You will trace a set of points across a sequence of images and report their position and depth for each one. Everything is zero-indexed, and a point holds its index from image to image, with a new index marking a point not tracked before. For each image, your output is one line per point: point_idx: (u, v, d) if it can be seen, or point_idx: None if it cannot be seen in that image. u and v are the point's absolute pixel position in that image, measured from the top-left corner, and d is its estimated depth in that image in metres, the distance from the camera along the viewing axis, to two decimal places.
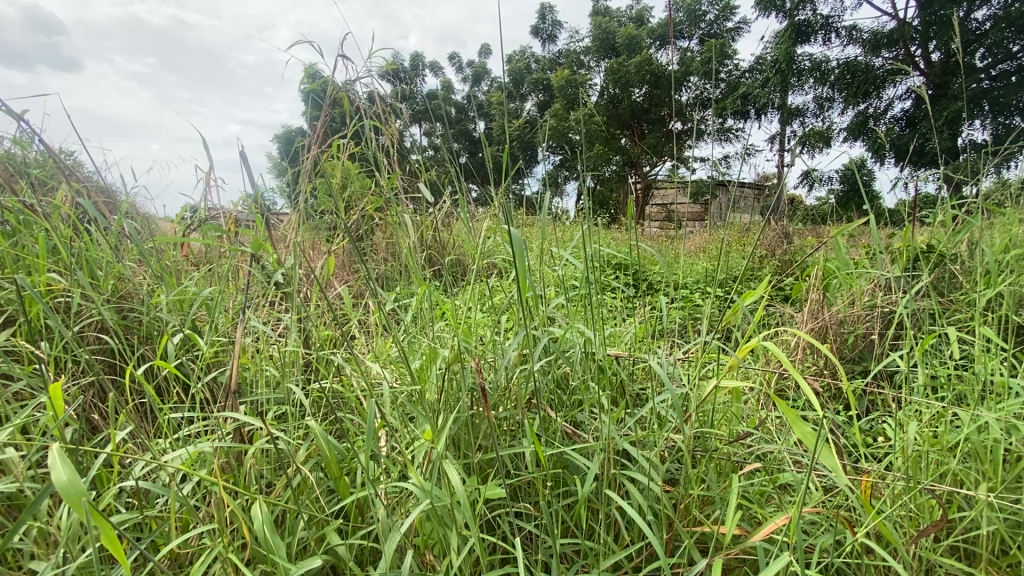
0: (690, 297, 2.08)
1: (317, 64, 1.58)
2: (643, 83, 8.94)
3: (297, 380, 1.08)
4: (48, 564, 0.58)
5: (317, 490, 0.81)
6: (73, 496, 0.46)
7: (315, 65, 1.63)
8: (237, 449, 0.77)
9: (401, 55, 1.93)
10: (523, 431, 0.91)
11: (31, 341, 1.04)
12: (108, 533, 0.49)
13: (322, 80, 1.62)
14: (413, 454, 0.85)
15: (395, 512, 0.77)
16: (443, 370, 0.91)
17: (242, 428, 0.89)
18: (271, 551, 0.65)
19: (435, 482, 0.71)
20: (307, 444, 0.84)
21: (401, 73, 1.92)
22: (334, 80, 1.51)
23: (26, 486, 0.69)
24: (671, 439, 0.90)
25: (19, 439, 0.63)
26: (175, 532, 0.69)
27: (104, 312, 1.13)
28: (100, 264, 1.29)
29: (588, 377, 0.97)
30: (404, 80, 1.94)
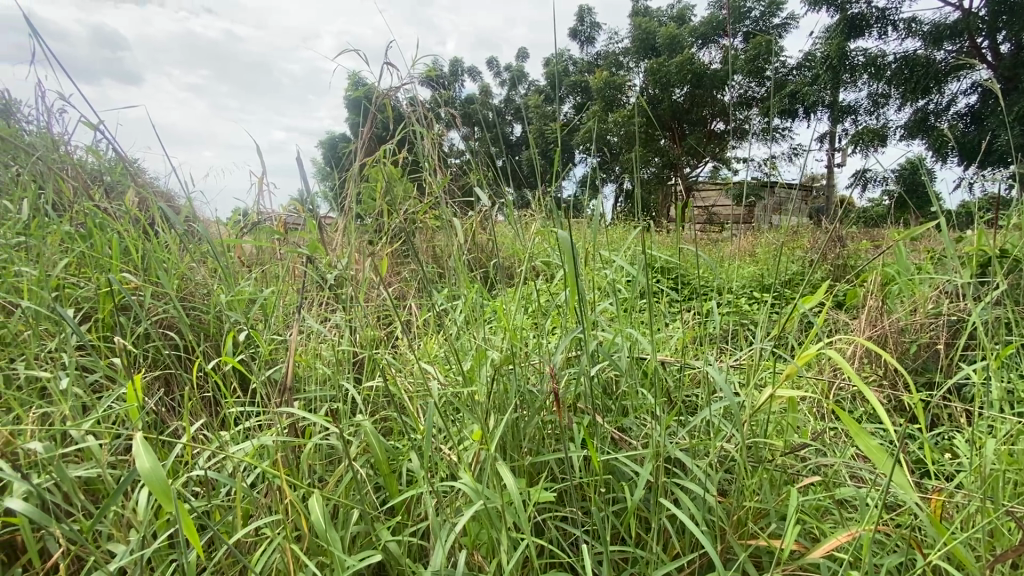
0: (738, 302, 2.02)
1: (362, 72, 1.63)
2: (684, 83, 8.72)
3: (349, 379, 1.11)
4: (125, 547, 0.61)
5: (368, 488, 0.83)
6: (156, 484, 0.49)
7: (359, 74, 1.69)
8: (297, 442, 0.81)
9: (442, 60, 1.96)
10: (570, 435, 0.90)
11: (109, 337, 1.11)
12: (183, 518, 0.53)
13: (366, 87, 1.67)
14: (462, 455, 0.86)
15: (445, 511, 0.77)
16: (496, 371, 0.91)
17: (298, 424, 0.92)
18: (328, 545, 0.67)
19: (487, 483, 0.72)
20: (359, 442, 0.86)
21: (443, 78, 1.95)
22: (378, 88, 1.56)
23: (105, 472, 0.73)
24: (724, 448, 0.88)
25: (102, 427, 0.68)
26: (238, 521, 0.72)
27: (169, 310, 1.20)
28: (167, 265, 1.37)
29: (637, 382, 0.95)
30: (444, 85, 1.98)
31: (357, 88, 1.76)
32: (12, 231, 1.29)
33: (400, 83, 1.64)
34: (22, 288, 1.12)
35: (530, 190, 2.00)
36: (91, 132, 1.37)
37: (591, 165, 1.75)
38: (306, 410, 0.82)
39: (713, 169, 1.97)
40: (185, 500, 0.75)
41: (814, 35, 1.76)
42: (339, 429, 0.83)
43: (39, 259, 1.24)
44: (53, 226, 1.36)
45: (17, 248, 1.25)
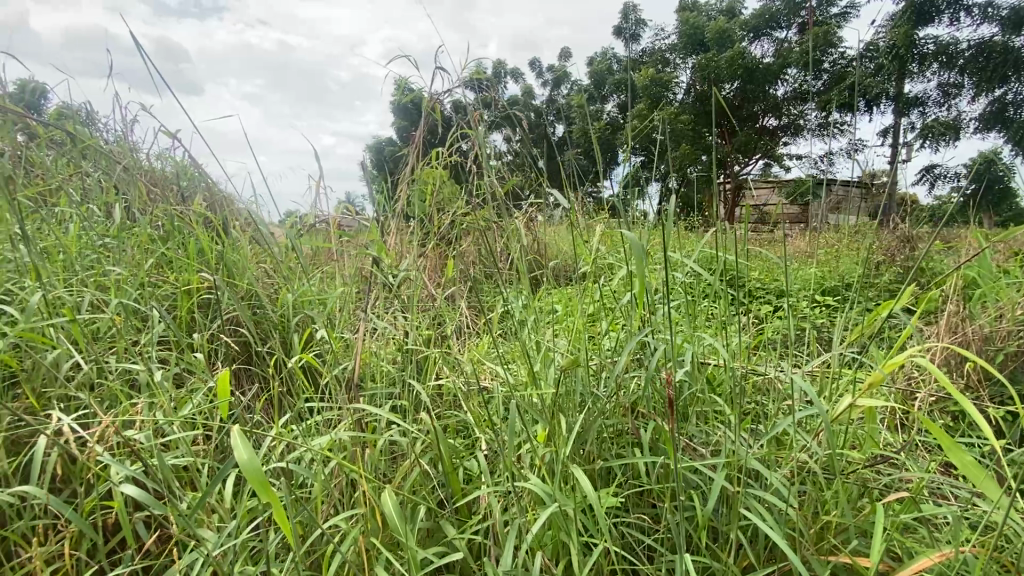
0: (798, 306, 1.93)
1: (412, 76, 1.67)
2: (734, 78, 8.44)
3: (409, 378, 1.14)
4: (219, 534, 0.64)
5: (434, 485, 0.84)
6: (254, 474, 0.51)
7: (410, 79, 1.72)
8: (370, 437, 0.83)
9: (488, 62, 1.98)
10: (634, 439, 0.88)
11: (187, 332, 1.18)
12: (277, 509, 0.54)
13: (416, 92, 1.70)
14: (526, 456, 0.86)
15: (512, 512, 0.77)
16: (559, 372, 0.91)
17: (364, 421, 0.95)
18: (402, 538, 0.68)
19: (558, 484, 0.72)
20: (424, 440, 0.88)
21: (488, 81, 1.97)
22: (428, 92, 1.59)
23: (193, 461, 0.78)
24: (799, 459, 0.84)
25: (193, 417, 0.72)
26: (313, 514, 0.74)
27: (239, 308, 1.26)
28: (236, 265, 1.45)
29: (702, 388, 0.93)
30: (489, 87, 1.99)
31: (408, 92, 1.81)
32: (101, 232, 1.39)
33: (450, 87, 1.66)
34: (111, 285, 1.21)
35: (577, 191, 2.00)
36: (168, 140, 1.45)
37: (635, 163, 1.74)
38: (380, 406, 0.85)
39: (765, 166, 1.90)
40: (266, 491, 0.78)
41: (877, 24, 1.68)
42: (410, 426, 0.85)
43: (125, 258, 1.33)
44: (136, 227, 1.45)
45: (106, 248, 1.35)
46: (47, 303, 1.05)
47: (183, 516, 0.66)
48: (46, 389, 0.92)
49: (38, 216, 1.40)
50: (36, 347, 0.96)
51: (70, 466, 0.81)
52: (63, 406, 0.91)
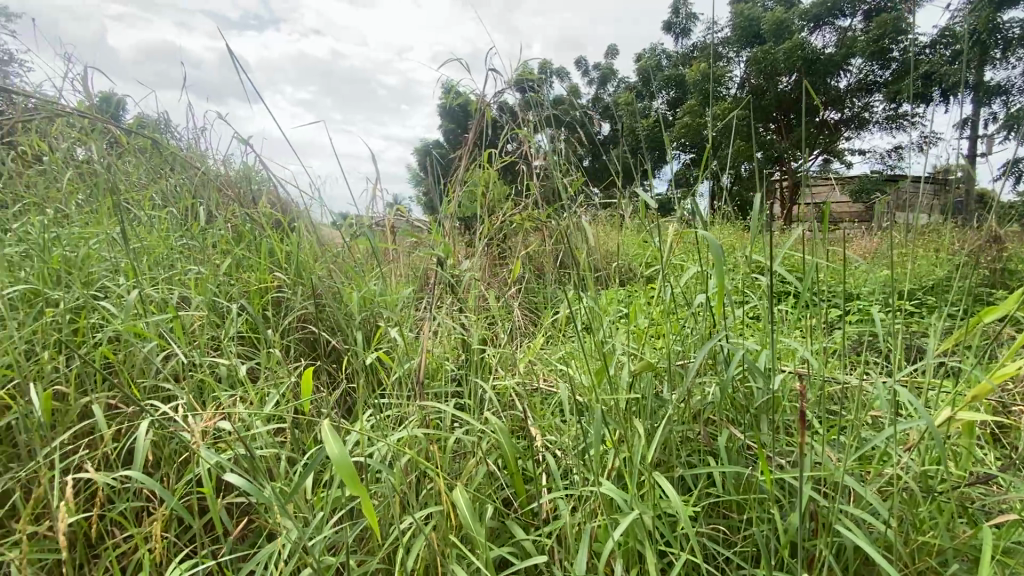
0: (871, 311, 1.82)
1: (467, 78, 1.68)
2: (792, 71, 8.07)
3: (469, 378, 1.15)
4: (305, 524, 0.66)
5: (501, 485, 0.84)
6: (345, 468, 0.53)
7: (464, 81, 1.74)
8: (443, 435, 0.85)
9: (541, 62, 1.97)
10: (707, 447, 0.85)
11: (262, 329, 1.24)
12: (365, 504, 0.55)
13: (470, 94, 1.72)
14: (594, 460, 0.84)
15: (582, 516, 0.76)
16: (628, 376, 0.90)
17: (430, 420, 0.96)
18: (476, 538, 0.68)
19: (636, 491, 0.70)
20: (491, 441, 0.88)
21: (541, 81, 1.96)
22: (483, 93, 1.60)
23: (274, 452, 0.81)
24: (889, 475, 0.78)
25: (276, 410, 0.74)
26: (387, 509, 0.75)
27: (307, 306, 1.31)
28: (303, 266, 1.51)
29: (778, 396, 0.88)
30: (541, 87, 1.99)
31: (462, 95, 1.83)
32: (183, 233, 1.48)
33: (504, 88, 1.67)
34: (193, 283, 1.28)
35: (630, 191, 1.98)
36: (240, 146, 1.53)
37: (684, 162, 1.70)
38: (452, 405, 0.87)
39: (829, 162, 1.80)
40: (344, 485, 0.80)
41: (956, 8, 1.58)
42: (480, 425, 0.85)
43: (204, 258, 1.41)
44: (213, 228, 1.54)
45: (187, 247, 1.43)
46: (139, 299, 1.13)
47: (269, 506, 0.68)
48: (142, 379, 0.99)
49: (128, 218, 1.50)
50: (133, 340, 1.03)
51: (165, 453, 0.86)
52: (156, 396, 0.97)
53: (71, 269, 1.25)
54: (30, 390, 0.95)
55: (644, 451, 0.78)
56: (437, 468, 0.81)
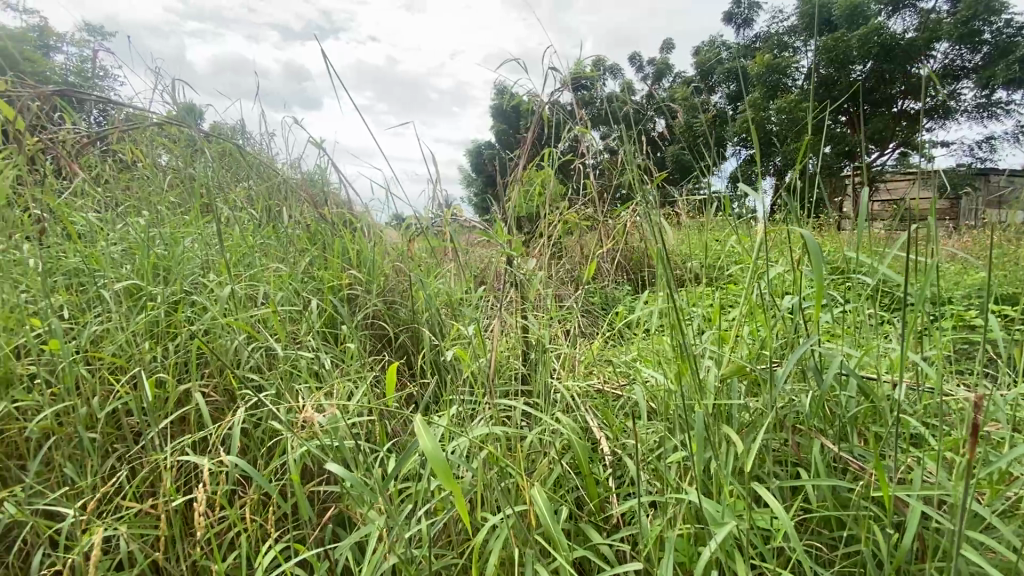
0: (968, 317, 1.67)
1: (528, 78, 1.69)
2: (867, 59, 7.54)
3: (537, 378, 1.15)
4: (395, 516, 0.68)
5: (574, 486, 0.84)
6: (438, 462, 0.54)
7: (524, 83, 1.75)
8: (520, 433, 0.85)
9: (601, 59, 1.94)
10: (795, 458, 0.81)
11: (338, 324, 1.29)
12: (457, 500, 0.56)
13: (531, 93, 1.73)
14: (674, 468, 0.81)
15: (664, 524, 0.74)
16: (707, 380, 0.87)
17: (502, 418, 0.97)
18: (558, 540, 0.68)
19: (725, 499, 0.68)
20: (565, 441, 0.88)
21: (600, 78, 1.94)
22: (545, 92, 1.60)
23: (357, 445, 0.84)
24: (1011, 496, 0.71)
25: (363, 405, 0.77)
26: (467, 506, 0.77)
27: (377, 305, 1.36)
28: (373, 265, 1.56)
29: (872, 406, 0.83)
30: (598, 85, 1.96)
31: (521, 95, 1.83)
32: (262, 233, 1.56)
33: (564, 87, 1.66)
34: (274, 280, 1.35)
35: (695, 189, 1.92)
36: (313, 150, 1.60)
37: (744, 160, 1.66)
38: (528, 404, 0.87)
39: (918, 157, 1.66)
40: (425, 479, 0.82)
41: None
42: (557, 426, 0.85)
43: (283, 257, 1.49)
44: (289, 229, 1.63)
45: (268, 247, 1.52)
46: (229, 294, 1.20)
47: (361, 497, 0.71)
48: (233, 370, 1.05)
49: (214, 219, 1.61)
50: (225, 332, 1.10)
51: (256, 440, 0.91)
52: (246, 386, 1.04)
53: (168, 267, 1.35)
54: (138, 377, 1.04)
55: (730, 459, 0.75)
56: (515, 466, 0.81)
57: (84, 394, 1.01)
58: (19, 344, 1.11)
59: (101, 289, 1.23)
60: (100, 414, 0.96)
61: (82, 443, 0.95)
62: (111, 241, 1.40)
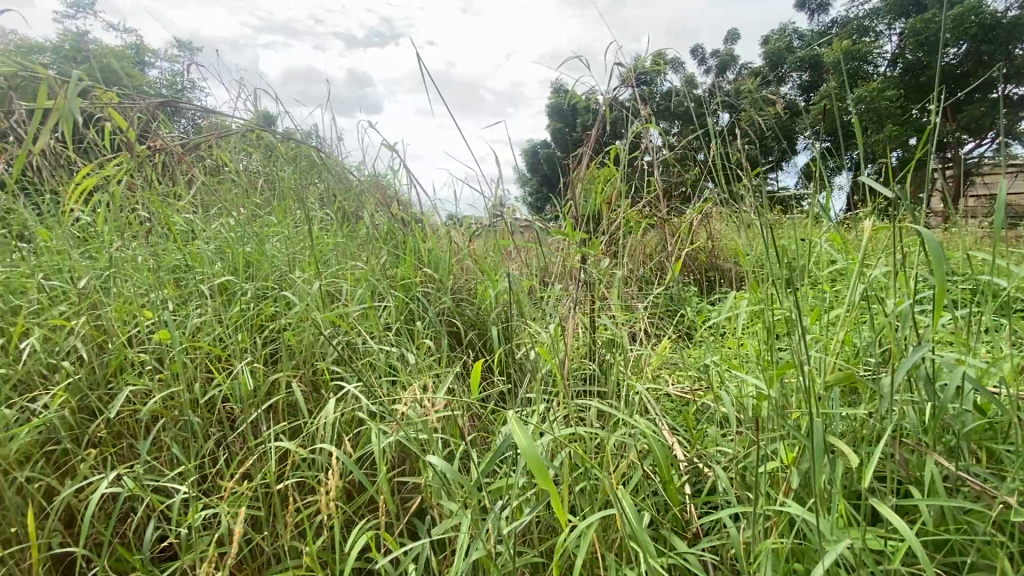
0: None
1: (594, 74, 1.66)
2: (961, 40, 6.89)
3: (609, 379, 1.14)
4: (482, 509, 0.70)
5: (655, 491, 0.82)
6: (533, 459, 0.54)
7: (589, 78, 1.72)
8: (601, 434, 0.84)
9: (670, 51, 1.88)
10: (900, 474, 0.75)
11: (412, 321, 1.33)
12: (551, 497, 0.57)
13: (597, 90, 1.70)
14: (763, 478, 0.78)
15: (754, 535, 0.71)
16: (798, 387, 0.82)
17: (577, 418, 0.96)
18: (644, 545, 0.67)
19: (831, 513, 0.64)
20: (645, 445, 0.86)
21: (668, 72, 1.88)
22: (613, 88, 1.57)
23: (438, 440, 0.86)
24: None
25: (449, 400, 0.79)
26: (547, 505, 0.77)
27: (447, 303, 1.39)
28: (443, 264, 1.60)
29: (990, 420, 0.76)
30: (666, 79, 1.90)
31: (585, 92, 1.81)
32: (338, 233, 1.64)
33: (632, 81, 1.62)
34: (352, 278, 1.41)
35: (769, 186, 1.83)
36: (385, 152, 1.65)
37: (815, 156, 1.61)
38: (610, 405, 0.86)
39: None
40: (507, 475, 0.83)
41: None
42: (641, 428, 0.83)
43: (359, 256, 1.55)
44: (363, 228, 1.69)
45: (344, 246, 1.59)
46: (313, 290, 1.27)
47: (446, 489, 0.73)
48: (319, 362, 1.11)
49: (297, 219, 1.70)
50: (309, 327, 1.16)
51: (342, 429, 0.95)
52: (331, 377, 1.09)
53: (256, 264, 1.45)
54: (233, 366, 1.11)
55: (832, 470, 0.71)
56: (597, 466, 0.81)
57: (187, 381, 1.09)
58: (132, 333, 1.22)
59: (199, 284, 1.33)
60: (201, 400, 1.04)
61: (186, 426, 1.03)
62: (206, 239, 1.51)
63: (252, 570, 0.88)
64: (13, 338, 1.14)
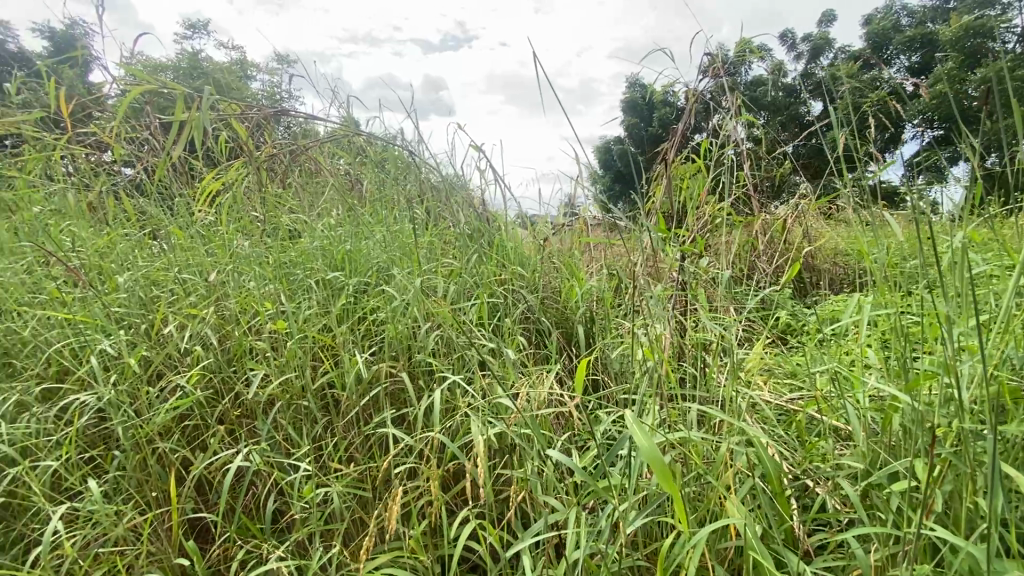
0: None
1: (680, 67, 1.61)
2: None
3: (705, 382, 1.11)
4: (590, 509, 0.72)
5: (767, 502, 0.79)
6: (655, 458, 0.59)
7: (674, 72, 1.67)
8: (707, 439, 0.82)
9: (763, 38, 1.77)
10: None
11: (500, 317, 1.37)
12: (675, 498, 0.60)
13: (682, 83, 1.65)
14: (895, 499, 0.73)
15: (889, 560, 0.66)
16: (935, 400, 0.75)
17: (674, 421, 0.94)
18: (763, 558, 0.65)
19: (991, 543, 0.58)
20: (751, 454, 0.83)
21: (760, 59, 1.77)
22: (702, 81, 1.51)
23: (541, 437, 0.87)
24: None
25: (551, 398, 0.81)
26: (652, 508, 0.76)
27: (532, 301, 1.41)
28: (527, 262, 1.62)
29: None
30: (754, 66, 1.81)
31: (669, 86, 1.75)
32: (427, 233, 1.71)
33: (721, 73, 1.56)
34: (442, 275, 1.47)
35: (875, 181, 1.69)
36: (471, 151, 1.71)
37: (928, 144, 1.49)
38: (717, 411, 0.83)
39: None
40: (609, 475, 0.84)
41: None
42: (752, 436, 0.80)
43: (447, 254, 1.61)
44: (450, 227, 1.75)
45: (434, 245, 1.65)
46: (409, 285, 1.34)
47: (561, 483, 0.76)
48: (418, 354, 1.16)
49: (390, 219, 1.80)
50: (403, 323, 1.22)
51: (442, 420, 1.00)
52: (429, 369, 1.14)
53: (355, 261, 1.54)
54: (339, 357, 1.20)
55: (986, 495, 0.64)
56: (702, 472, 0.79)
57: (299, 368, 1.19)
58: (251, 323, 1.34)
59: (305, 279, 1.44)
60: (313, 386, 1.12)
61: (301, 410, 1.12)
62: (311, 238, 1.63)
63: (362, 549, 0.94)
64: (157, 324, 1.30)
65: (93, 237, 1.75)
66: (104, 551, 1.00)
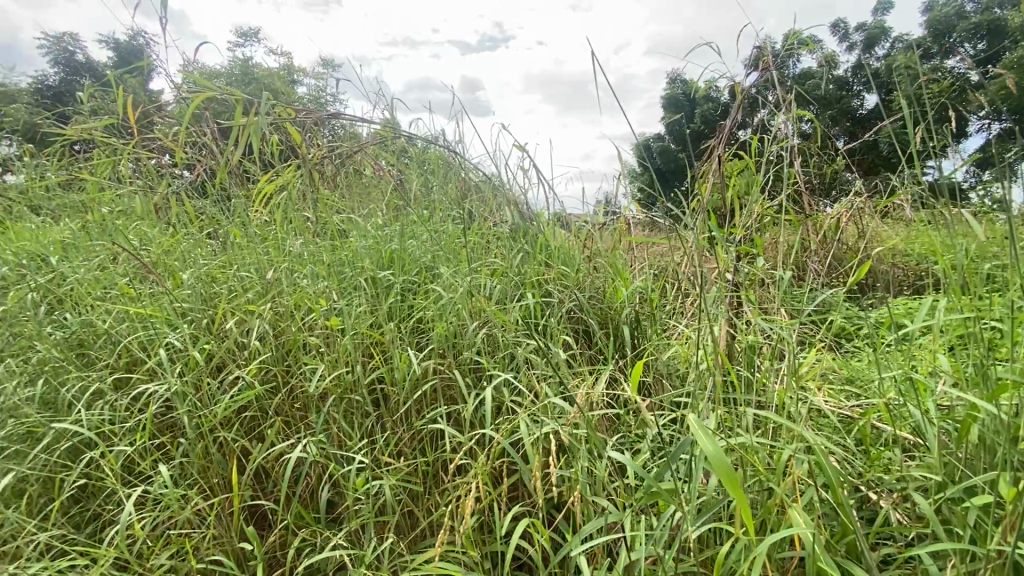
0: None
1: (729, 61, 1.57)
2: None
3: (756, 385, 1.08)
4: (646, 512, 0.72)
5: (828, 511, 0.76)
6: (722, 463, 0.59)
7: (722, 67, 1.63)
8: (764, 444, 0.80)
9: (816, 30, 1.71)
10: None
11: (543, 316, 1.37)
12: (741, 506, 0.60)
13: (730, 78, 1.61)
14: (970, 513, 0.69)
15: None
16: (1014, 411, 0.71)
17: (726, 426, 0.92)
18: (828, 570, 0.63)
19: None
20: (811, 462, 0.80)
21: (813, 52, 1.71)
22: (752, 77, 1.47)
23: (591, 437, 0.87)
24: None
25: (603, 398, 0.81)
26: (707, 514, 0.75)
27: (576, 300, 1.40)
28: (569, 261, 1.62)
29: None
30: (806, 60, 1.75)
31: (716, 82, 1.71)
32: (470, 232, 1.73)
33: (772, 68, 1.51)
34: (486, 274, 1.49)
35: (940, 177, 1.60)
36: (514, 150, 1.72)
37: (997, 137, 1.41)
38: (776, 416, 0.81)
39: None
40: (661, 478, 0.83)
41: None
42: (813, 443, 0.78)
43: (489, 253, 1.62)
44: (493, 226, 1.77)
45: (477, 244, 1.67)
46: (455, 284, 1.36)
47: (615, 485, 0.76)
48: (464, 352, 1.18)
49: (434, 218, 1.83)
50: (450, 321, 1.24)
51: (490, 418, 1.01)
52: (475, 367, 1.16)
53: (401, 260, 1.58)
54: (388, 353, 1.23)
55: None
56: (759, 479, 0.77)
57: (351, 363, 1.23)
58: (303, 318, 1.40)
59: (354, 277, 1.49)
60: (364, 381, 1.16)
61: (353, 404, 1.16)
62: (359, 237, 1.68)
63: (413, 542, 0.97)
64: (218, 319, 1.36)
65: (157, 235, 1.85)
66: (174, 533, 1.06)
